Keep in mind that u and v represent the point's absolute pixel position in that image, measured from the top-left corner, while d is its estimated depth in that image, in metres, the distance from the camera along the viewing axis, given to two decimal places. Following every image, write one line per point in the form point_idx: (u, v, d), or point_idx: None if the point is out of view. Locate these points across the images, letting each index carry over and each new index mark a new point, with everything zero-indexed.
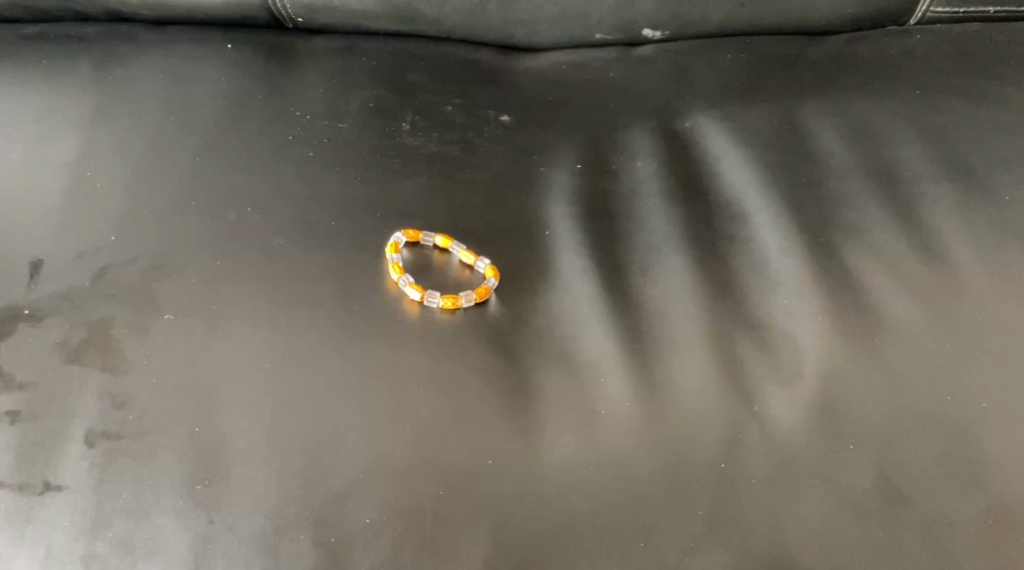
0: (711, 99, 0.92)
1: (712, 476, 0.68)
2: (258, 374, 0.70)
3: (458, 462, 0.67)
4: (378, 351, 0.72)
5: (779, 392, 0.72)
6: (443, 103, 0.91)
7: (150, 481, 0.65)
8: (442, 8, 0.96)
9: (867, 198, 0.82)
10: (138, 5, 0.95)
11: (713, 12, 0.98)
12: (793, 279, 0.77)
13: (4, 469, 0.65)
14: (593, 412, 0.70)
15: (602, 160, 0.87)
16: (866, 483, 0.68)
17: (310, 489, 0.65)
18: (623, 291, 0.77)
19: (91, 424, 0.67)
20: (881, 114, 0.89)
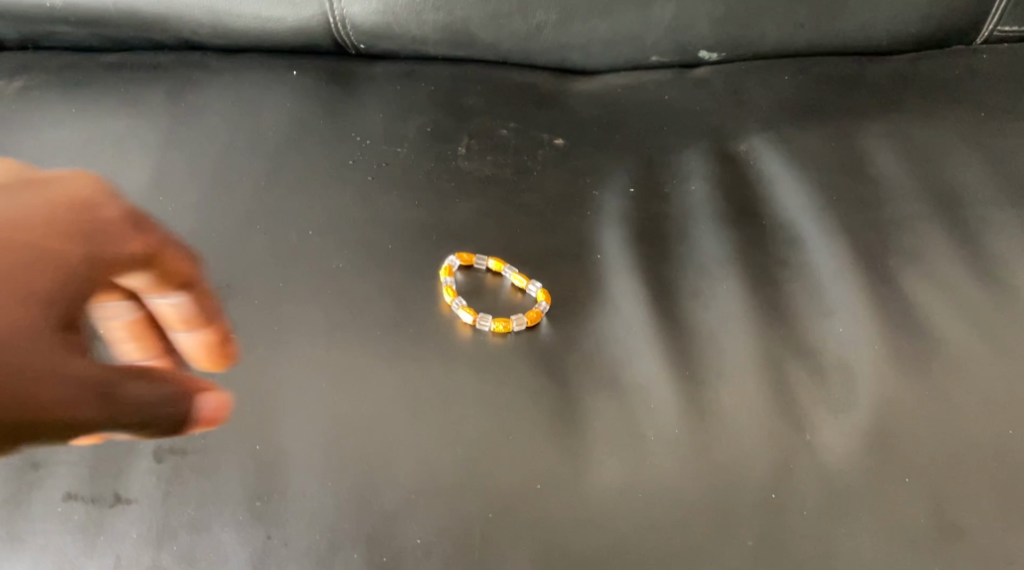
0: (766, 121, 0.93)
1: (762, 504, 0.68)
2: (314, 394, 0.72)
3: (507, 485, 0.69)
4: (431, 373, 0.74)
5: (832, 419, 0.71)
6: (499, 126, 0.93)
7: (213, 496, 0.68)
8: (499, 33, 0.99)
9: (926, 222, 0.81)
10: (210, 34, 1.00)
11: (770, 33, 0.99)
12: (847, 305, 0.77)
13: (79, 482, 0.68)
14: (642, 437, 0.71)
15: (654, 183, 0.88)
16: (920, 516, 0.68)
17: (364, 509, 0.68)
18: (675, 315, 0.78)
19: (159, 440, 0.69)
20: (942, 136, 0.88)
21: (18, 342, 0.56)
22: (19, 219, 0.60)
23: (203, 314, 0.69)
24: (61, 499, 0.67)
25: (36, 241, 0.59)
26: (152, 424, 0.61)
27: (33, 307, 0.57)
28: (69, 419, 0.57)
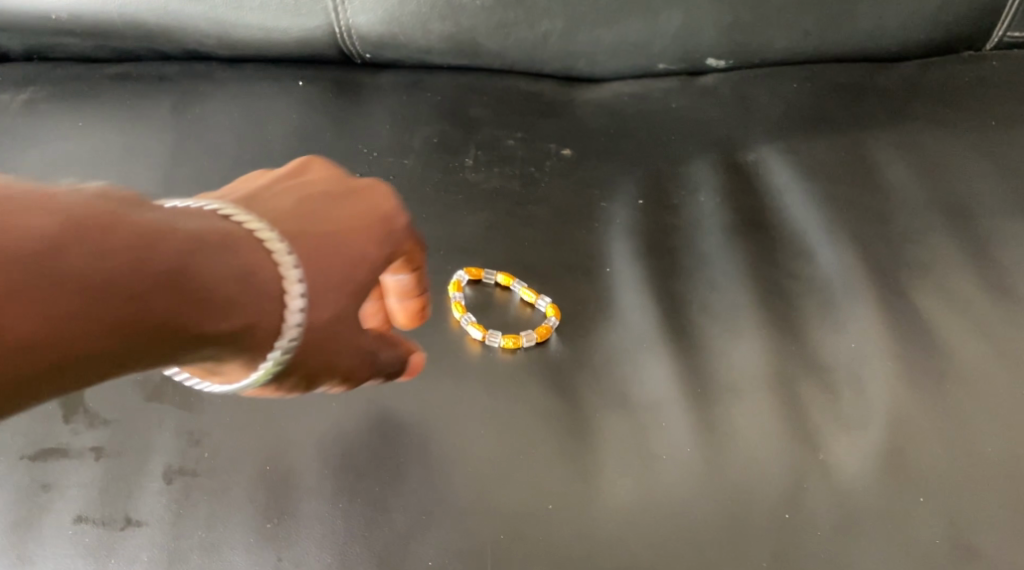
0: (775, 130, 0.92)
1: (775, 524, 0.68)
2: (324, 413, 0.72)
3: (519, 506, 0.68)
4: (440, 390, 0.73)
5: (844, 437, 0.71)
6: (506, 137, 0.92)
7: (224, 518, 0.68)
8: (505, 42, 0.98)
9: (938, 234, 0.81)
10: (216, 45, 1.00)
11: (778, 40, 0.97)
12: (859, 319, 0.76)
13: (90, 504, 0.68)
14: (654, 456, 0.71)
15: (662, 195, 0.88)
16: (935, 536, 0.67)
17: (375, 530, 0.67)
18: (685, 330, 0.77)
19: (169, 461, 0.70)
20: (953, 146, 0.87)
21: (342, 325, 0.60)
22: (307, 225, 0.61)
23: (416, 287, 0.72)
24: (72, 522, 0.67)
25: (332, 226, 0.62)
26: (356, 378, 0.64)
27: (346, 287, 0.60)
28: (347, 373, 0.63)
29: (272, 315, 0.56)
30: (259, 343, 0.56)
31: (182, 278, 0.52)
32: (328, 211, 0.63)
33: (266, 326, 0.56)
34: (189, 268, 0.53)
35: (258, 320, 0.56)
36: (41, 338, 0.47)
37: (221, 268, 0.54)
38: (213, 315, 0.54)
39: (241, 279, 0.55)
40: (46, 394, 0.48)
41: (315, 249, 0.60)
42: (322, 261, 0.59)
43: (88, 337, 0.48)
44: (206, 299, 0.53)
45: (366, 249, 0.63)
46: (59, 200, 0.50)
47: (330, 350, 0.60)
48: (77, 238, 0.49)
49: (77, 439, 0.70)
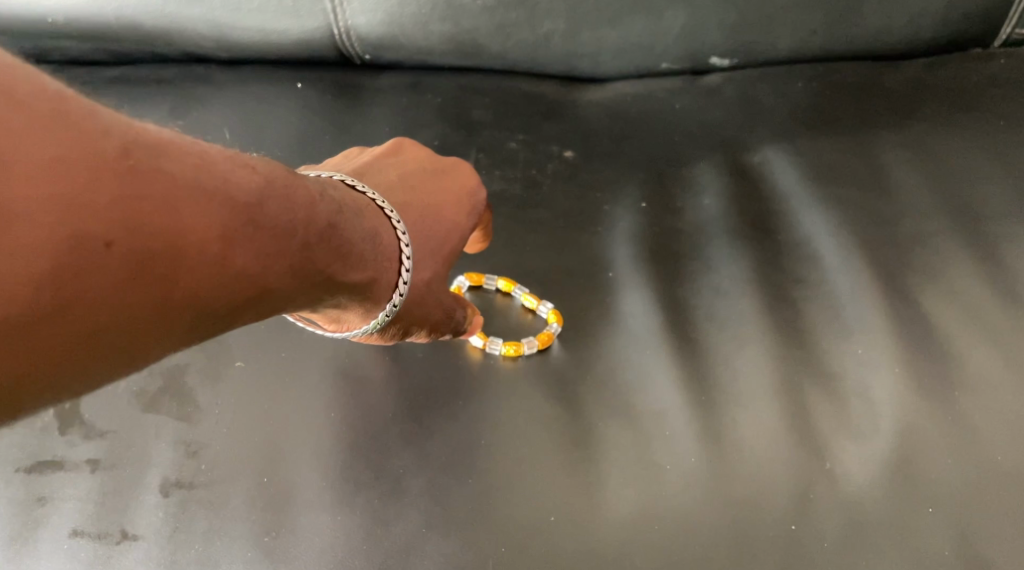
0: (781, 131, 0.90)
1: (781, 536, 0.67)
2: (324, 424, 0.71)
3: (520, 518, 0.67)
4: (442, 400, 0.72)
5: (852, 446, 0.70)
6: (508, 139, 0.91)
7: (221, 532, 0.67)
8: (506, 43, 0.96)
9: (946, 238, 0.79)
10: (214, 48, 0.99)
11: (784, 39, 0.95)
12: (867, 325, 0.75)
13: (86, 518, 0.67)
14: (658, 467, 0.69)
15: (666, 199, 0.86)
16: (945, 549, 0.66)
17: (374, 543, 0.66)
18: (689, 337, 0.76)
19: (165, 474, 0.69)
20: (962, 147, 0.85)
21: (434, 282, 0.74)
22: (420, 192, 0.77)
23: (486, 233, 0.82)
24: (67, 535, 0.66)
25: (431, 202, 0.76)
26: (440, 330, 0.74)
27: (431, 247, 0.74)
28: (433, 326, 0.73)
29: (388, 268, 0.70)
30: (375, 293, 0.69)
31: (333, 237, 0.64)
32: (417, 185, 0.77)
33: (384, 278, 0.70)
34: (340, 229, 0.65)
35: (379, 274, 0.69)
36: (237, 274, 0.57)
37: (357, 233, 0.67)
38: (352, 267, 0.66)
39: (367, 241, 0.68)
40: (215, 322, 0.57)
41: (414, 213, 0.75)
42: (425, 221, 0.75)
43: (296, 281, 0.61)
44: (350, 253, 0.66)
45: (449, 217, 0.76)
46: (257, 162, 0.60)
47: (426, 304, 0.72)
48: (286, 195, 0.61)
49: (73, 451, 0.69)
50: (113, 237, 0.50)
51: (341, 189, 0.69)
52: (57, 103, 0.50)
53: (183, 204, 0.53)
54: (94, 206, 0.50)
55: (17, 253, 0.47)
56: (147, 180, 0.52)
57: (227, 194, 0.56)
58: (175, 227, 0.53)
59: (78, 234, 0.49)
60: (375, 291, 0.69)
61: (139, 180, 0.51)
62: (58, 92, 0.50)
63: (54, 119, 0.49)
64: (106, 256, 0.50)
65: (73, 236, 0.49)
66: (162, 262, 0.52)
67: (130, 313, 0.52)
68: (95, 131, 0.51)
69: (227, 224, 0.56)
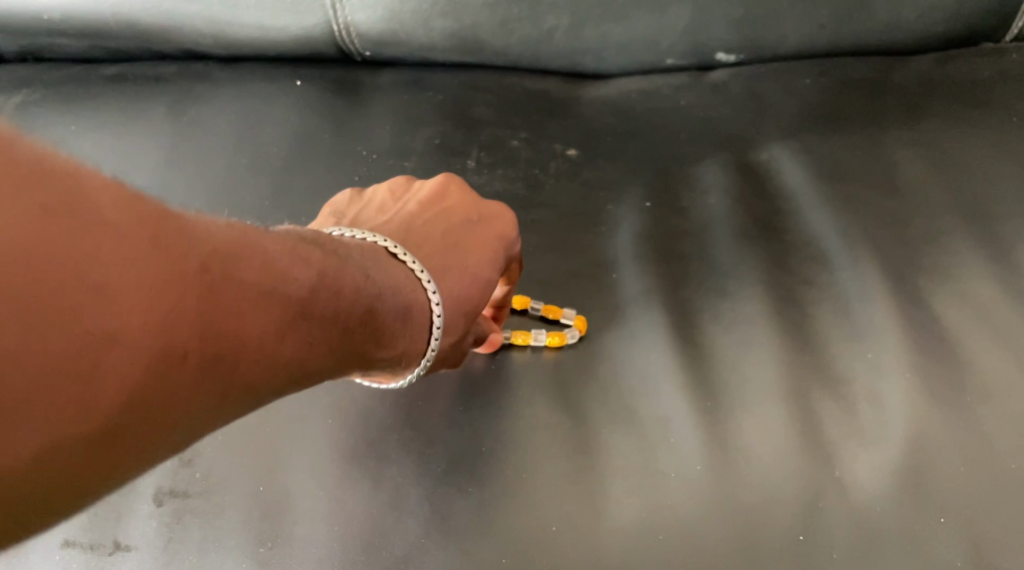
0: (789, 129, 0.89)
1: (789, 547, 0.65)
2: (322, 431, 0.69)
3: (521, 528, 0.66)
4: (443, 405, 0.71)
5: (862, 454, 0.68)
6: (511, 137, 0.90)
7: (215, 542, 0.65)
8: (508, 39, 0.94)
9: (959, 238, 0.77)
10: (212, 45, 0.98)
11: (791, 34, 0.93)
12: (877, 328, 0.73)
13: (79, 530, 0.66)
14: (663, 475, 0.68)
15: (671, 198, 0.85)
16: (957, 559, 0.64)
17: (372, 553, 0.65)
18: (695, 341, 0.75)
19: (159, 482, 0.67)
20: (974, 145, 0.83)
21: (464, 335, 0.70)
22: (452, 234, 0.72)
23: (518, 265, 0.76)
24: (59, 546, 0.65)
25: (463, 246, 0.71)
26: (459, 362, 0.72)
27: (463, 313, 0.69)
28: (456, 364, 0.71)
29: (415, 344, 0.66)
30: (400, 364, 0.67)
31: (376, 318, 0.63)
32: (453, 236, 0.71)
33: (410, 354, 0.66)
34: (382, 310, 0.63)
35: (409, 351, 0.66)
36: (282, 367, 0.56)
37: (391, 312, 0.64)
38: (387, 344, 0.64)
39: (399, 317, 0.65)
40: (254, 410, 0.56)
41: (445, 277, 0.69)
42: (459, 284, 0.69)
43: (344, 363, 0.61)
44: (389, 332, 0.64)
45: (481, 276, 0.70)
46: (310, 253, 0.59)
47: (451, 356, 0.70)
48: (335, 287, 0.60)
49: None
50: (191, 349, 0.50)
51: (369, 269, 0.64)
52: (147, 221, 0.49)
53: (248, 311, 0.53)
54: (171, 322, 0.49)
55: (100, 377, 0.47)
56: (208, 284, 0.51)
57: (279, 291, 0.55)
58: (237, 334, 0.53)
59: (159, 356, 0.49)
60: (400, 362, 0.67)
61: (215, 293, 0.51)
62: (144, 205, 0.50)
63: (145, 241, 0.49)
64: (183, 369, 0.50)
65: (154, 357, 0.49)
66: (219, 366, 0.52)
67: (198, 417, 0.52)
68: (177, 248, 0.50)
69: (282, 324, 0.55)
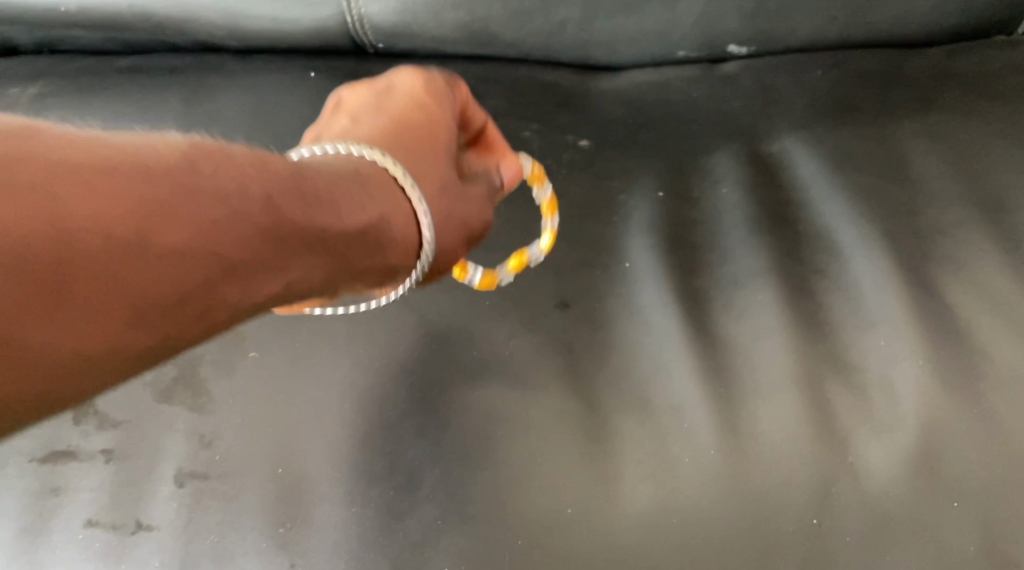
0: (800, 120, 0.89)
1: (803, 532, 0.66)
2: (338, 415, 0.70)
3: (537, 511, 0.67)
4: (458, 391, 0.72)
5: (874, 440, 0.69)
6: (523, 128, 0.90)
7: (235, 523, 0.66)
8: (520, 31, 0.95)
9: (971, 228, 0.78)
10: (227, 37, 0.99)
11: (803, 27, 0.94)
12: (889, 317, 0.74)
13: (100, 509, 0.67)
14: (677, 460, 0.69)
15: (683, 188, 0.85)
16: (969, 545, 0.65)
17: (388, 535, 0.66)
18: (708, 329, 0.75)
19: (180, 465, 0.68)
20: (986, 136, 0.84)
21: (456, 200, 0.69)
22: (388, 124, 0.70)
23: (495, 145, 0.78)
24: (81, 526, 0.66)
25: (402, 126, 0.70)
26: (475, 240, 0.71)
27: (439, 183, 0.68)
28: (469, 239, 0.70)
29: (400, 217, 0.64)
30: (392, 247, 0.64)
31: (296, 191, 0.58)
32: (394, 123, 0.70)
33: (400, 229, 0.64)
34: (302, 185, 0.59)
35: (398, 230, 0.64)
36: (178, 249, 0.51)
37: (328, 182, 0.61)
38: (337, 217, 0.60)
39: (355, 190, 0.63)
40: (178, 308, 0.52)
41: (408, 156, 0.68)
42: (417, 156, 0.68)
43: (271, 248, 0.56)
44: (323, 203, 0.60)
45: (440, 151, 0.70)
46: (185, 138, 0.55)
47: (455, 225, 0.68)
48: (225, 161, 0.55)
49: (88, 441, 0.69)
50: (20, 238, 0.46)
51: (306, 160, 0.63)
52: None
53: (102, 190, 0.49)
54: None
55: None
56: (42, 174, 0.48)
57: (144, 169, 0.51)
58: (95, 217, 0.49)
59: None
60: (381, 244, 0.63)
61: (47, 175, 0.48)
62: None
63: None
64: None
65: None
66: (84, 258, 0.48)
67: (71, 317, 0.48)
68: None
69: (163, 196, 0.51)
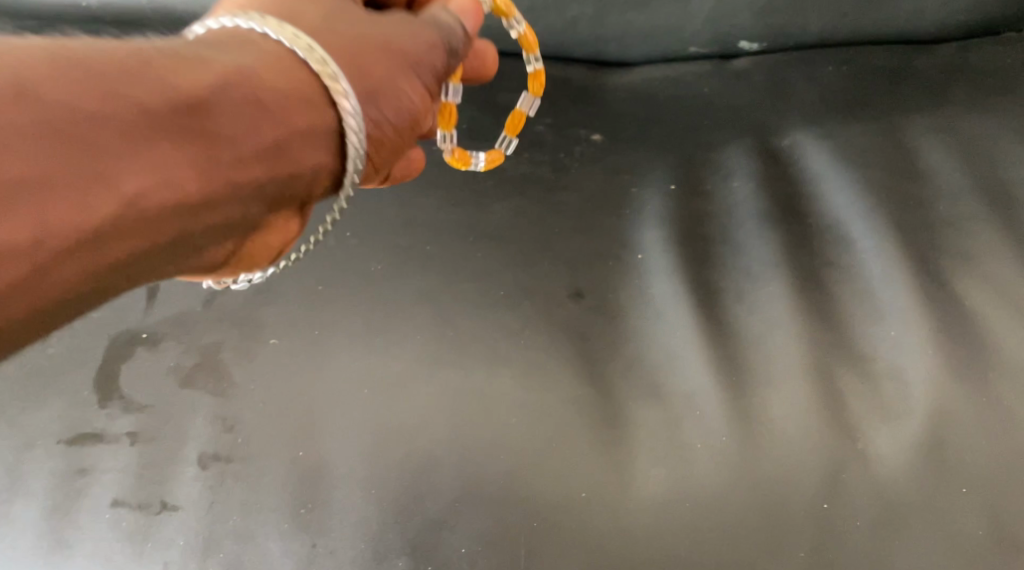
0: (810, 115, 0.90)
1: (813, 516, 0.67)
2: (356, 401, 0.72)
3: (552, 495, 0.68)
4: (473, 378, 0.73)
5: (884, 428, 0.70)
6: (535, 123, 0.91)
7: (257, 504, 0.68)
8: (534, 26, 0.96)
9: (981, 221, 0.79)
10: None
11: (814, 23, 0.95)
12: (899, 308, 0.75)
13: (125, 489, 0.69)
14: (689, 446, 0.70)
15: (695, 182, 0.87)
16: (978, 530, 0.67)
17: (407, 517, 0.68)
18: (720, 319, 0.77)
19: (202, 447, 0.70)
20: (996, 130, 0.85)
21: (380, 73, 0.63)
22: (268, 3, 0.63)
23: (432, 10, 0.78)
24: (108, 505, 0.68)
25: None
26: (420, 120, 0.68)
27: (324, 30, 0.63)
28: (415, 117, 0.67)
29: (290, 65, 0.60)
30: (283, 105, 0.59)
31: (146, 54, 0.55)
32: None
33: (291, 75, 0.59)
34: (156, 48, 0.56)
35: (295, 94, 0.59)
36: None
37: (215, 46, 0.58)
38: (209, 66, 0.56)
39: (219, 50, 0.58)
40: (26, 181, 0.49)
41: (282, 11, 0.63)
42: (337, 26, 0.64)
43: (115, 129, 0.51)
44: (187, 59, 0.56)
45: (326, 13, 0.64)
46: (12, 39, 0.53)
47: (388, 98, 0.64)
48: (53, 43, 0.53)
49: (113, 425, 0.71)
50: None
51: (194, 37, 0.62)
52: None
53: None
54: None
55: None
56: None
57: None
58: None
59: None
60: (258, 107, 0.57)
61: None
62: None
63: None
64: None
65: None
66: None
67: None
68: None
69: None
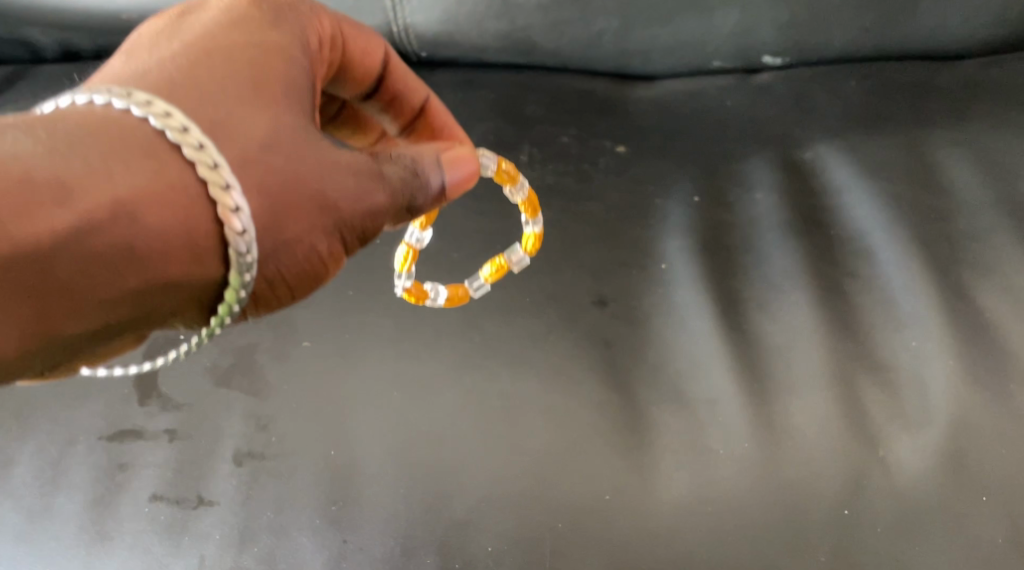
0: (832, 129, 0.92)
1: (834, 520, 0.69)
2: (386, 403, 0.74)
3: (577, 496, 0.70)
4: (500, 380, 0.75)
5: (904, 436, 0.71)
6: (561, 134, 0.93)
7: (291, 500, 0.70)
8: (560, 40, 0.98)
9: (1001, 234, 0.80)
10: None
11: (837, 38, 0.97)
12: (919, 318, 0.76)
13: (164, 484, 0.71)
14: (711, 450, 0.72)
15: (718, 194, 0.88)
16: (997, 537, 0.68)
17: (435, 515, 0.70)
18: (742, 327, 0.78)
19: (238, 444, 0.72)
20: (1017, 145, 0.86)
21: (293, 216, 0.60)
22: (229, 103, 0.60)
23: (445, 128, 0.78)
24: (148, 499, 0.70)
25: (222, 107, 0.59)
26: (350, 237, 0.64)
27: (259, 162, 0.59)
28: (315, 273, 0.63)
29: (195, 195, 0.56)
30: (160, 260, 0.56)
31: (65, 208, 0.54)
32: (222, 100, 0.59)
33: (194, 214, 0.57)
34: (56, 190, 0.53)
35: (176, 259, 0.57)
36: None
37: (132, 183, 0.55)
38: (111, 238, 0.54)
39: (113, 157, 0.55)
40: None
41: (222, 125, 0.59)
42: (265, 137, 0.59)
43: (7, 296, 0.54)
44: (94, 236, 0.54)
45: (273, 106, 0.61)
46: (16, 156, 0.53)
47: (293, 238, 0.60)
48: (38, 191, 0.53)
49: (152, 422, 0.73)
50: None
51: (130, 58, 0.62)
52: None
53: None
54: None
55: None
56: None
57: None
58: None
59: None
60: (126, 260, 0.55)
61: None
62: None
63: None
64: None
65: None
66: None
67: None
68: None
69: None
